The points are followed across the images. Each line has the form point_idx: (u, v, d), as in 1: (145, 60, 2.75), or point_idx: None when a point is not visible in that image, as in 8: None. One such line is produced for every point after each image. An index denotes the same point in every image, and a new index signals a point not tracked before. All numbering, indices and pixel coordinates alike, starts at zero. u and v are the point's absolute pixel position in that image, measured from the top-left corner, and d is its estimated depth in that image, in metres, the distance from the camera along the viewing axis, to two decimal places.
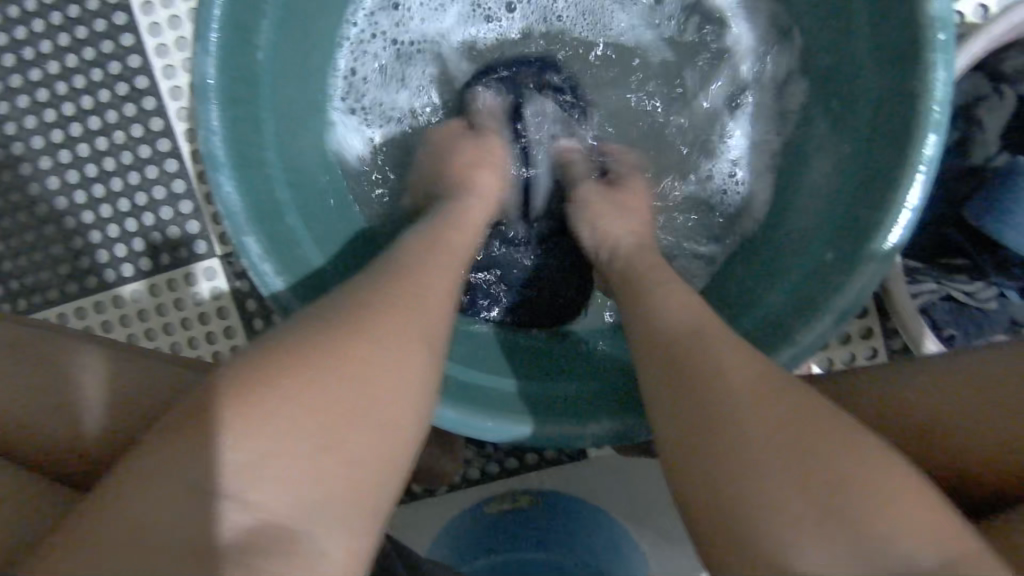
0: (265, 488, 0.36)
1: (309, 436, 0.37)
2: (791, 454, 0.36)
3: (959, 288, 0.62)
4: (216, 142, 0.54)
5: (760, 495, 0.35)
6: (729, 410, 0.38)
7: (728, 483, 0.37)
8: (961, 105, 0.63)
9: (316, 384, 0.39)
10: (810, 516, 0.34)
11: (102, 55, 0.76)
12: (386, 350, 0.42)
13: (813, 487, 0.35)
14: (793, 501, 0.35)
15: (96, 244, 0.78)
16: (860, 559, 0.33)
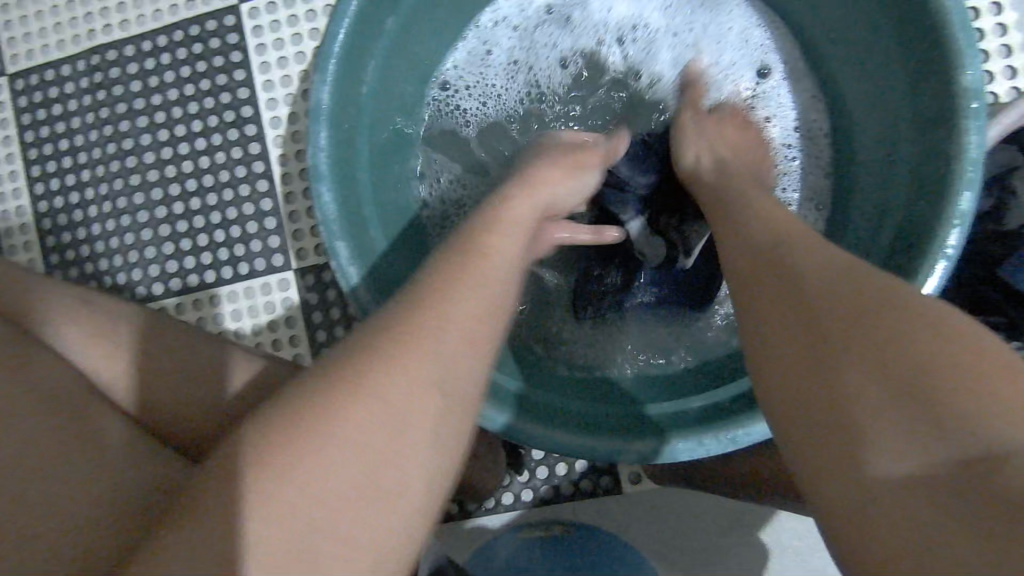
0: (322, 457, 0.38)
1: (359, 406, 0.40)
2: (903, 410, 0.35)
3: (998, 345, 0.65)
4: (322, 158, 0.62)
5: (854, 438, 0.36)
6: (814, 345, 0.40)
7: (828, 435, 0.37)
8: (995, 174, 0.66)
9: (374, 360, 0.42)
10: (911, 427, 0.35)
11: (216, 87, 0.87)
12: (440, 327, 0.44)
13: (915, 402, 0.35)
14: (899, 467, 0.34)
15: (185, 251, 0.87)
16: (967, 455, 0.33)
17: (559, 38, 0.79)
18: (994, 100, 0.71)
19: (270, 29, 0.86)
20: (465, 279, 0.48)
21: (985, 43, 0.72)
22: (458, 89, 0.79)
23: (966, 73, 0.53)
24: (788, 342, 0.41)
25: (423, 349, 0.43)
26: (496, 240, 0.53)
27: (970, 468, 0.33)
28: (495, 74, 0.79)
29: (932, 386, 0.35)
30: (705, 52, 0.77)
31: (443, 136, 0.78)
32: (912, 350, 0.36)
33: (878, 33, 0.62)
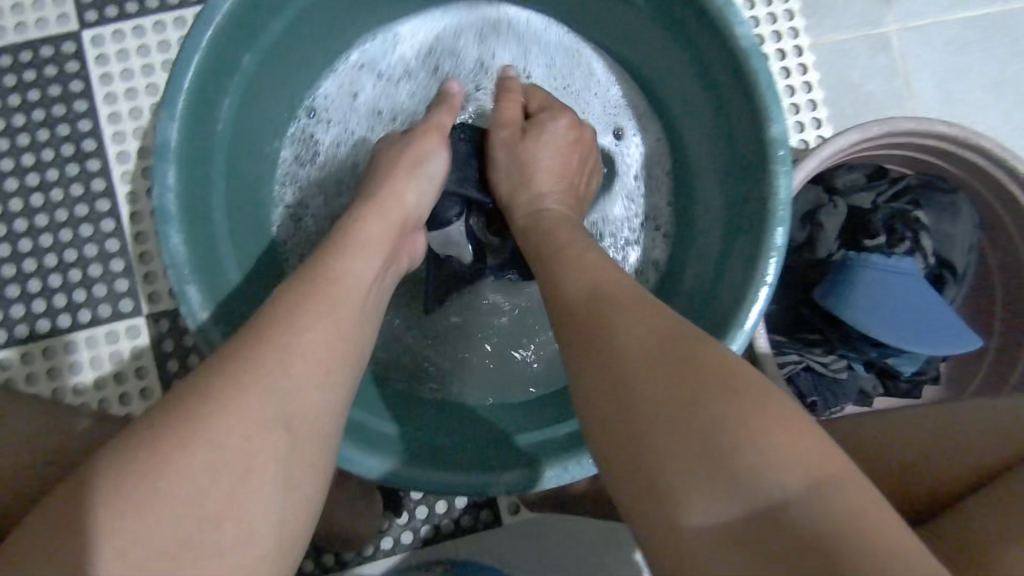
0: (160, 524, 0.37)
1: (206, 475, 0.38)
2: (673, 410, 0.36)
3: (817, 360, 0.74)
4: (169, 198, 0.58)
5: (642, 461, 0.36)
6: (597, 344, 0.41)
7: (616, 443, 0.38)
8: (806, 211, 0.75)
9: (212, 414, 0.39)
10: (702, 481, 0.33)
11: (52, 118, 0.80)
12: (286, 379, 0.42)
13: (704, 453, 0.34)
14: (673, 465, 0.34)
15: (12, 298, 0.78)
16: (758, 506, 0.32)
17: (418, 70, 0.80)
18: (804, 146, 0.83)
19: (116, 58, 0.80)
20: (312, 302, 0.47)
21: (796, 98, 0.83)
22: (320, 120, 0.78)
23: (773, 124, 0.61)
24: (584, 353, 0.42)
25: (266, 374, 0.42)
26: (348, 261, 0.52)
27: (756, 523, 0.32)
28: (357, 104, 0.79)
29: (698, 391, 0.36)
30: (558, 87, 0.81)
31: (306, 168, 0.76)
32: (685, 362, 0.37)
33: (705, 87, 0.70)
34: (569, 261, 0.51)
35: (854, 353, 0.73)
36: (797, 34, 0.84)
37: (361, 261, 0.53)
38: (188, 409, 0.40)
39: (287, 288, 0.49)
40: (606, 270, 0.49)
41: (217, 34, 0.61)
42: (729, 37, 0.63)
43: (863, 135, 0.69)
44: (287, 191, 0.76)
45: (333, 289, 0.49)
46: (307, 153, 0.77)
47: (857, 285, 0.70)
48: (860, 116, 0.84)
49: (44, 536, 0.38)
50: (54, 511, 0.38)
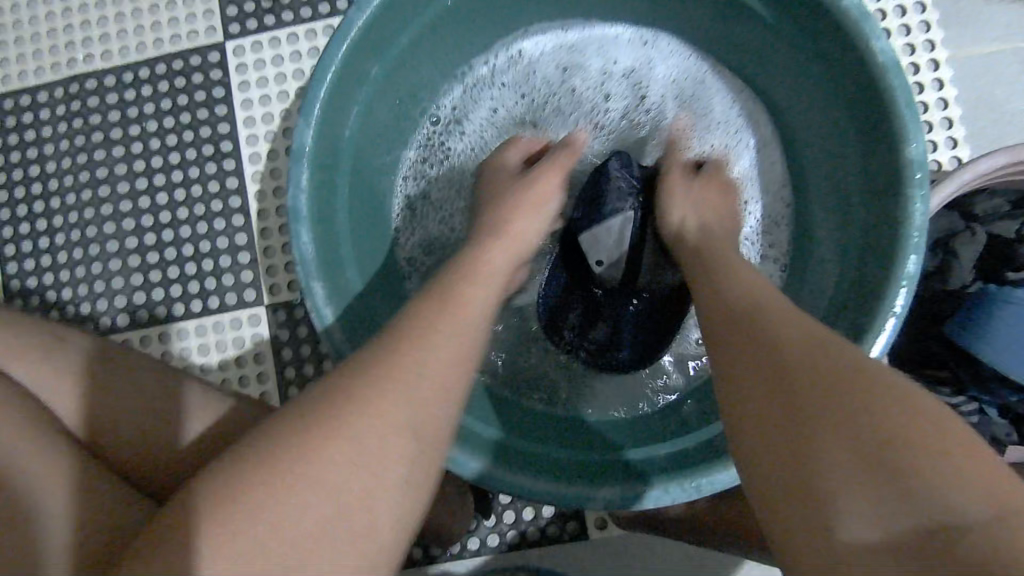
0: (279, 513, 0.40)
1: (328, 462, 0.41)
2: (840, 416, 0.37)
3: (944, 399, 0.69)
4: (301, 199, 0.62)
5: (802, 458, 0.38)
6: (765, 356, 0.43)
7: (776, 451, 0.39)
8: (939, 238, 0.70)
9: (354, 407, 0.43)
10: (865, 479, 0.35)
11: (197, 121, 0.88)
12: (419, 384, 0.45)
13: (874, 471, 0.35)
14: (829, 466, 0.36)
15: (153, 282, 0.86)
16: (921, 517, 0.33)
17: (536, 84, 0.82)
18: (937, 167, 0.77)
19: (254, 67, 0.87)
20: (451, 325, 0.50)
21: (930, 116, 0.78)
22: (443, 131, 0.82)
23: (910, 145, 0.58)
24: (741, 364, 0.44)
25: (399, 382, 0.45)
26: (478, 288, 0.55)
27: (926, 536, 0.33)
28: (476, 115, 0.82)
29: (869, 400, 0.37)
30: (676, 103, 0.80)
31: (428, 175, 0.81)
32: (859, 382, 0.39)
33: (832, 103, 0.66)
34: (723, 280, 0.52)
35: (988, 395, 0.68)
36: (935, 46, 0.79)
37: (488, 287, 0.56)
38: (336, 401, 0.43)
39: (423, 301, 0.52)
40: (761, 285, 0.50)
41: (351, 47, 0.65)
42: (865, 51, 0.60)
43: (1011, 159, 0.64)
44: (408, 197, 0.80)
45: (464, 310, 0.52)
46: (425, 165, 0.81)
47: (997, 322, 0.64)
48: (1004, 136, 0.77)
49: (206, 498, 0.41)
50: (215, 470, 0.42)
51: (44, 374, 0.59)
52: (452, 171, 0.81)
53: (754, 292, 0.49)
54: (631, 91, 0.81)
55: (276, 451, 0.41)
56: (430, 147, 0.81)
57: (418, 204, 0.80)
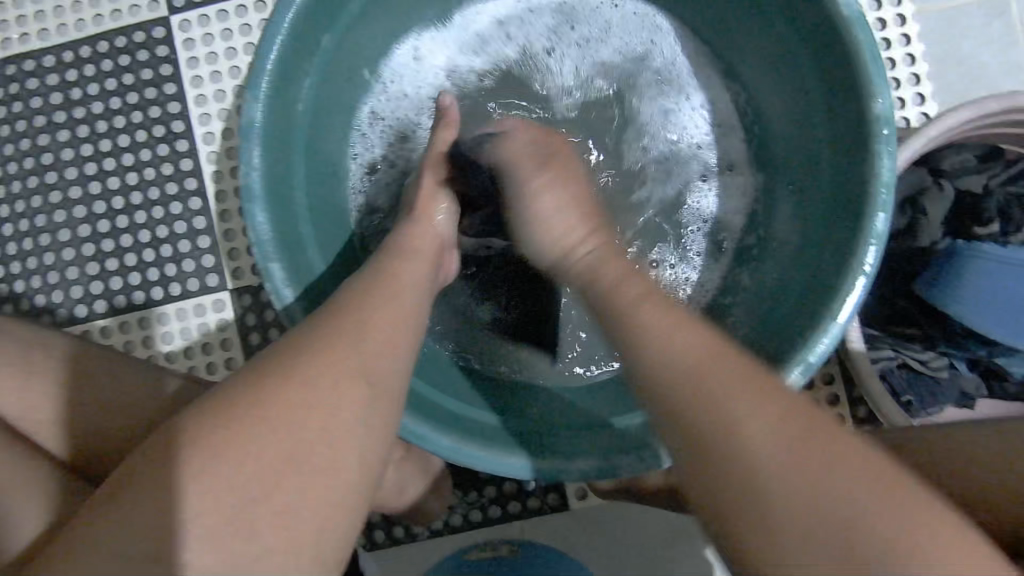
0: (234, 521, 0.39)
1: (277, 456, 0.40)
2: (795, 464, 0.40)
3: (914, 356, 0.68)
4: (254, 178, 0.60)
5: (763, 508, 0.40)
6: (704, 391, 0.43)
7: (731, 499, 0.41)
8: (908, 194, 0.70)
9: (301, 397, 0.42)
10: (823, 529, 0.38)
11: (145, 101, 0.84)
12: (362, 361, 0.45)
13: (809, 471, 0.40)
14: (791, 511, 0.39)
15: (110, 272, 0.83)
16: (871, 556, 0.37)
17: (495, 49, 0.79)
18: (905, 124, 0.76)
19: (202, 42, 0.83)
20: (385, 301, 0.50)
21: (898, 72, 0.77)
22: (399, 100, 0.78)
23: (876, 101, 0.57)
24: (682, 393, 0.44)
25: (344, 351, 0.45)
26: (410, 266, 0.55)
27: (848, 530, 0.38)
28: (435, 83, 0.79)
29: (818, 448, 0.40)
30: (640, 66, 0.78)
31: (383, 147, 0.77)
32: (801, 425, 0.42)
33: (797, 61, 0.65)
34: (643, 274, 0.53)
35: (956, 350, 0.68)
36: (901, 1, 0.77)
37: (417, 265, 0.56)
38: (282, 380, 0.43)
39: (352, 284, 0.52)
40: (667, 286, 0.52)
41: (298, 15, 0.62)
42: (829, 5, 0.58)
43: (977, 112, 0.63)
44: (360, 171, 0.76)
45: (398, 289, 0.52)
46: (385, 142, 0.77)
47: (966, 277, 0.66)
48: (970, 91, 0.77)
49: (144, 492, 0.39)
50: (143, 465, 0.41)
51: None
52: (406, 140, 0.77)
53: (681, 313, 0.49)
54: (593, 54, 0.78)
55: (215, 452, 0.40)
56: (385, 117, 0.77)
57: (372, 177, 0.76)
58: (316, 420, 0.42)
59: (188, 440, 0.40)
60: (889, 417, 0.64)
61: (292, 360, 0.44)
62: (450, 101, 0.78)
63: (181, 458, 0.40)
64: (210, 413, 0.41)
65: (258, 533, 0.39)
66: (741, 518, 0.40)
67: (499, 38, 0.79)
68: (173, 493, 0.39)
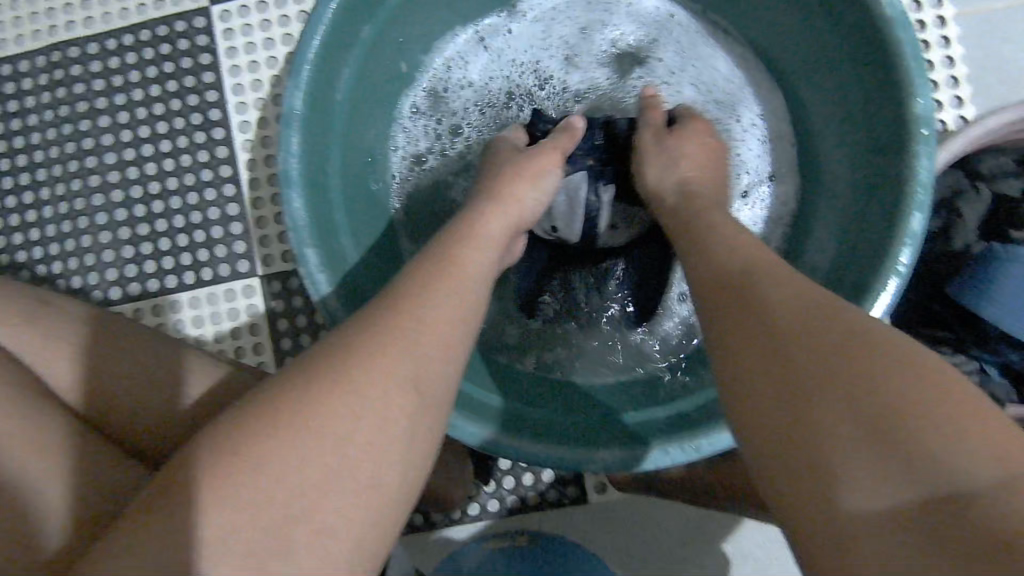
0: (275, 513, 0.39)
1: (319, 453, 0.40)
2: (835, 384, 0.36)
3: (944, 359, 0.68)
4: (293, 164, 0.61)
5: (804, 435, 0.36)
6: (752, 324, 0.41)
7: (776, 431, 0.37)
8: (944, 197, 0.69)
9: (348, 394, 0.42)
10: (871, 449, 0.34)
11: (184, 89, 0.85)
12: (415, 356, 0.45)
13: (880, 441, 0.34)
14: (831, 432, 0.35)
15: (145, 255, 0.85)
16: (935, 487, 0.32)
17: (533, 44, 0.80)
18: (942, 127, 0.75)
19: (241, 32, 0.84)
20: (441, 291, 0.49)
21: (936, 74, 0.76)
22: (438, 94, 0.79)
23: (916, 102, 0.56)
24: (734, 331, 0.42)
25: (397, 353, 0.44)
26: (468, 251, 0.54)
27: (928, 506, 0.32)
28: (473, 76, 0.80)
29: (866, 367, 0.36)
30: (678, 63, 0.79)
31: (422, 139, 0.79)
32: (851, 343, 0.37)
33: (836, 61, 0.65)
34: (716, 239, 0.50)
35: (988, 355, 0.68)
36: (941, 3, 0.76)
37: (482, 252, 0.55)
38: (332, 375, 0.42)
39: (415, 273, 0.51)
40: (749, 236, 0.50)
41: (341, 6, 0.63)
42: (871, 4, 0.58)
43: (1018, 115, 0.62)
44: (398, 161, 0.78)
45: (455, 276, 0.51)
46: (424, 135, 0.79)
47: (1001, 281, 0.64)
48: (1011, 95, 0.76)
49: (184, 479, 0.39)
50: (186, 457, 0.41)
51: (34, 348, 0.58)
52: (443, 134, 0.79)
53: (741, 257, 0.47)
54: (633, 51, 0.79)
55: (260, 447, 0.40)
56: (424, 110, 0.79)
57: (410, 168, 0.78)
58: (363, 418, 0.42)
59: (235, 431, 0.41)
60: None
61: (344, 355, 0.43)
62: (487, 96, 0.80)
63: (227, 454, 0.40)
64: (256, 404, 0.42)
65: (297, 522, 0.39)
66: (781, 451, 0.37)
67: (530, 34, 0.80)
68: (216, 485, 0.39)
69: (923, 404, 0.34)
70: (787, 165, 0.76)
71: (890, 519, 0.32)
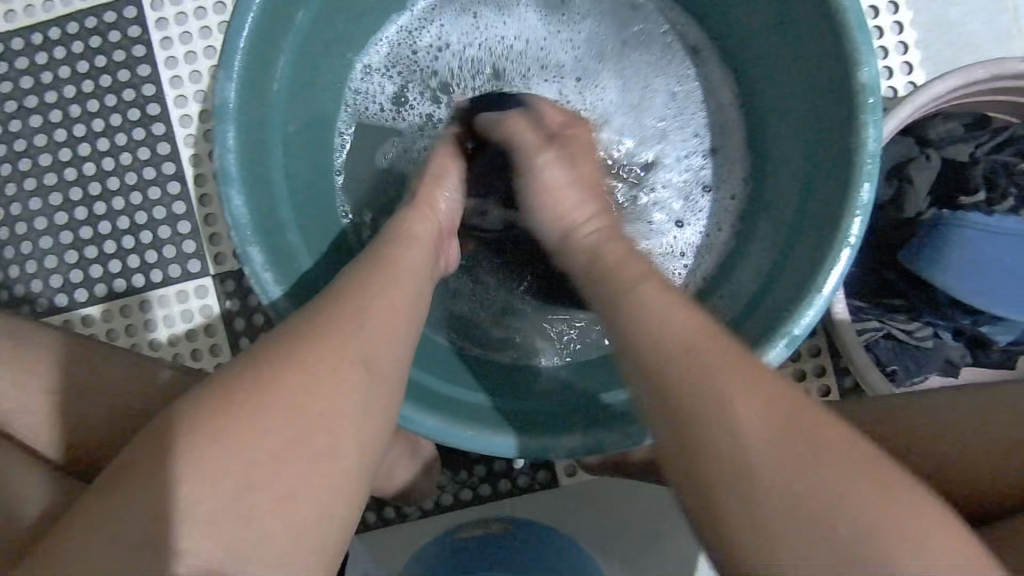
0: (214, 523, 0.37)
1: (259, 457, 0.39)
2: (761, 435, 0.39)
3: (899, 327, 0.69)
4: (230, 160, 0.59)
5: (734, 482, 0.38)
6: (684, 359, 0.43)
7: (708, 475, 0.39)
8: (895, 164, 0.70)
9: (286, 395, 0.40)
10: (787, 497, 0.37)
11: (118, 83, 0.81)
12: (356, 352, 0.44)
13: (797, 488, 0.37)
14: (758, 480, 0.38)
15: (90, 259, 0.82)
16: (835, 533, 0.36)
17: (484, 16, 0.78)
18: (893, 94, 0.75)
19: (175, 22, 0.81)
20: (385, 286, 0.48)
21: (885, 42, 0.76)
22: (388, 70, 0.77)
23: (861, 70, 0.56)
24: (668, 362, 0.43)
25: (339, 351, 0.43)
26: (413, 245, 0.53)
27: (835, 550, 0.36)
28: (422, 51, 0.78)
29: (786, 421, 0.39)
30: (629, 34, 0.78)
31: (371, 116, 0.77)
32: (768, 393, 0.41)
33: (784, 31, 0.64)
34: None
35: (941, 319, 0.69)
36: None
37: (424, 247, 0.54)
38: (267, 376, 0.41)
39: (356, 274, 0.49)
40: None
41: None
42: None
43: (964, 80, 0.62)
44: (348, 140, 0.76)
45: (400, 271, 0.50)
46: (373, 112, 0.77)
47: (949, 247, 0.65)
48: (958, 60, 0.76)
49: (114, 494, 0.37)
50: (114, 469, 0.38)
51: None
52: (393, 110, 0.77)
53: None
54: (584, 22, 0.78)
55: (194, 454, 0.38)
56: (373, 87, 0.77)
57: (359, 147, 0.76)
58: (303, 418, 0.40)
59: (165, 441, 0.39)
60: (876, 390, 0.63)
61: (276, 352, 0.42)
62: (436, 71, 0.78)
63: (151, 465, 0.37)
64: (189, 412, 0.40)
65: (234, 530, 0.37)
66: (711, 494, 0.39)
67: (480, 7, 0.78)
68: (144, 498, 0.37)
69: (829, 456, 0.38)
70: (741, 139, 0.75)
71: (801, 561, 0.36)
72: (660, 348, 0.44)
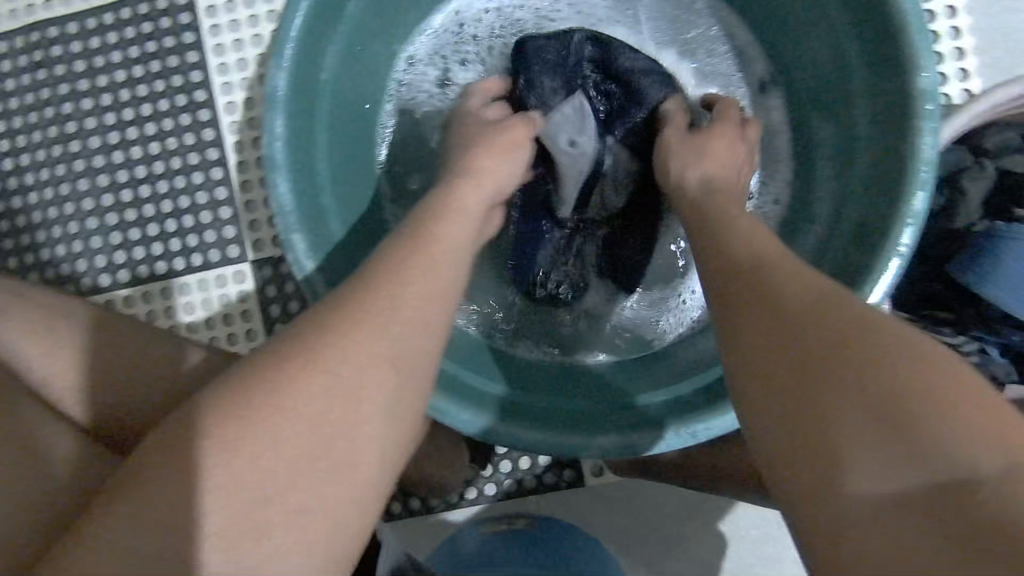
0: (254, 504, 0.38)
1: (303, 442, 0.39)
2: (844, 377, 0.35)
3: (945, 340, 0.67)
4: (277, 147, 0.59)
5: (813, 437, 0.35)
6: (757, 315, 0.41)
7: (785, 429, 0.36)
8: (948, 173, 0.68)
9: (330, 381, 0.41)
10: (875, 439, 0.33)
11: (167, 69, 0.83)
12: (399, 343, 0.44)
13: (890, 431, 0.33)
14: (841, 428, 0.34)
15: (133, 241, 0.83)
16: (936, 476, 0.31)
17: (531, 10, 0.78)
18: (947, 102, 0.73)
19: (224, 10, 0.82)
20: (430, 278, 0.48)
21: (940, 47, 0.74)
22: (432, 60, 0.77)
23: (921, 75, 0.54)
24: (739, 326, 0.41)
25: (383, 341, 0.43)
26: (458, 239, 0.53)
27: (937, 496, 0.31)
28: (467, 43, 0.77)
29: (872, 358, 0.35)
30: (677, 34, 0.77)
31: (413, 107, 0.77)
32: (847, 335, 0.37)
33: (838, 34, 0.62)
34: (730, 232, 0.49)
35: (990, 335, 0.67)
36: None
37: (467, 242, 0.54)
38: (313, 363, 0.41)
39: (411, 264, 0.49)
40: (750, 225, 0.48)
41: None
42: None
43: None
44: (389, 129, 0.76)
45: (444, 263, 0.50)
46: (415, 102, 0.77)
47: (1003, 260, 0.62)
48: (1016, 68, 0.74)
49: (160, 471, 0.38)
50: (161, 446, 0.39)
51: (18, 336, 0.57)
52: (436, 101, 0.77)
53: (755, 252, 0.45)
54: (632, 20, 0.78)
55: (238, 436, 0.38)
56: (417, 76, 0.77)
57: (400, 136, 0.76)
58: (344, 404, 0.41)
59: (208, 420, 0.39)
60: None
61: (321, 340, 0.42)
62: (480, 63, 0.78)
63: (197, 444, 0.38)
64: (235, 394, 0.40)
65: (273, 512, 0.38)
66: (790, 451, 0.36)
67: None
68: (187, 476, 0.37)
69: (928, 395, 0.33)
70: (786, 143, 0.74)
71: (895, 515, 0.32)
72: (732, 311, 0.43)
